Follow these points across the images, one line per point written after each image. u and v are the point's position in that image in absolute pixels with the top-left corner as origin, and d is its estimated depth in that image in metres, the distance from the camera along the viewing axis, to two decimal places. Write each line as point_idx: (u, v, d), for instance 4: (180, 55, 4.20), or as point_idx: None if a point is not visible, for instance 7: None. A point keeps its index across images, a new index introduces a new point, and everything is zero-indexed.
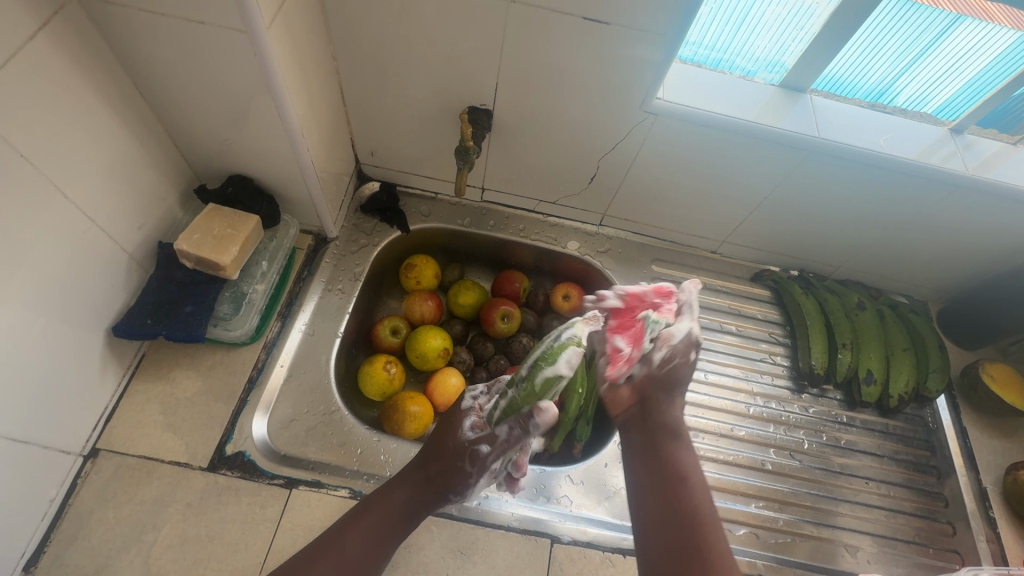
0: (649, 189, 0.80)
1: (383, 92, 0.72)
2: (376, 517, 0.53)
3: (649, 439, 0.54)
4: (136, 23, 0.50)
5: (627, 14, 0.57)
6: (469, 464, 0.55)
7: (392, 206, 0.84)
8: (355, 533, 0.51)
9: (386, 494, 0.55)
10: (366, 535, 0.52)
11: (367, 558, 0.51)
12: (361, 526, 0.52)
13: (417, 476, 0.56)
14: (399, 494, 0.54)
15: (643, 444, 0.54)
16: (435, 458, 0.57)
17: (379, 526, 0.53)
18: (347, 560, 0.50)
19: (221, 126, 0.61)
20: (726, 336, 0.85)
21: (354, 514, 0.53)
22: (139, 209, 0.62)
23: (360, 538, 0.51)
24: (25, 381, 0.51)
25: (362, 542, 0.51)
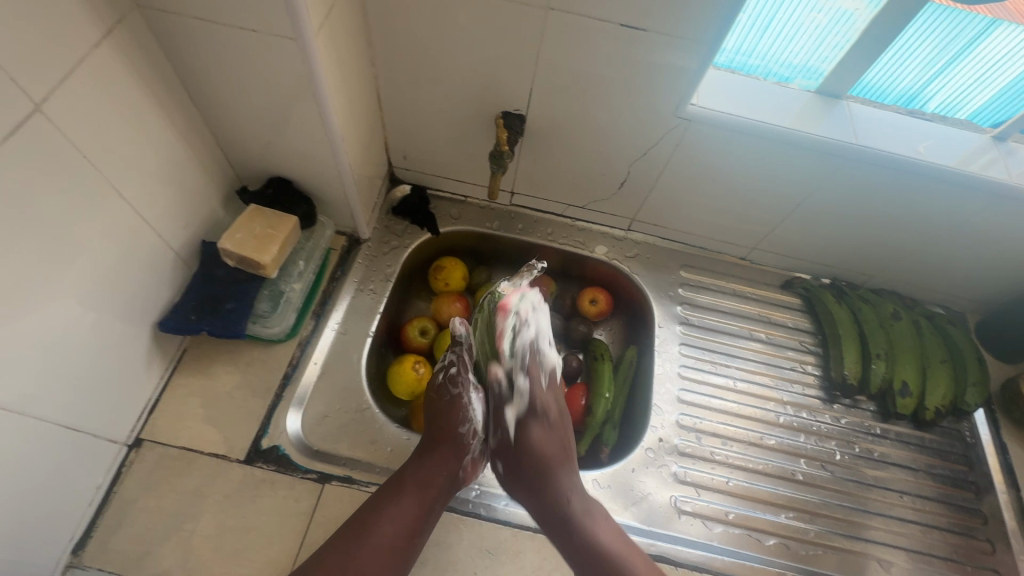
0: (679, 194, 0.80)
1: (419, 97, 0.73)
2: (409, 499, 0.57)
3: (554, 466, 0.61)
4: (191, 31, 0.52)
5: (664, 21, 0.57)
6: (453, 387, 0.65)
7: (423, 208, 0.86)
8: (389, 521, 0.55)
9: (407, 483, 0.58)
10: (404, 513, 0.56)
11: (401, 543, 0.55)
12: (392, 512, 0.56)
13: (439, 451, 0.61)
14: (428, 470, 0.59)
15: (553, 459, 0.62)
16: (439, 420, 0.63)
17: (411, 510, 0.57)
18: (393, 543, 0.54)
19: (265, 130, 0.63)
20: (754, 344, 0.84)
21: (380, 499, 0.57)
22: (185, 208, 0.64)
23: (395, 519, 0.55)
24: (78, 372, 0.54)
25: (399, 525, 0.55)
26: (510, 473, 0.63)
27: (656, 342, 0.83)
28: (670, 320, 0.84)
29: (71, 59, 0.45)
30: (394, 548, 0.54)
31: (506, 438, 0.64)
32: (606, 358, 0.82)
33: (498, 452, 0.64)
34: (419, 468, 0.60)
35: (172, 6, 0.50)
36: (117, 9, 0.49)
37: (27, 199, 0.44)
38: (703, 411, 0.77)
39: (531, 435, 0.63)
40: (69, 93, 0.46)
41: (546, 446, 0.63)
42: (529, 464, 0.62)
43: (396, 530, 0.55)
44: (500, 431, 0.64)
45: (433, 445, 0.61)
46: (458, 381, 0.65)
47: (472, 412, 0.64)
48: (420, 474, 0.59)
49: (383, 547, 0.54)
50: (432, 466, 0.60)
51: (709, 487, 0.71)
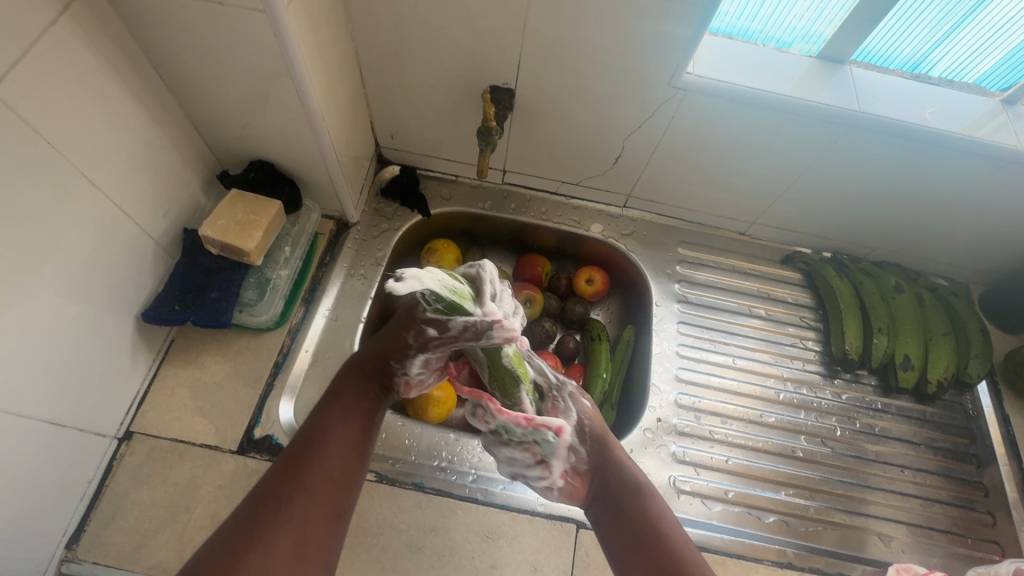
0: (675, 169, 0.78)
1: (403, 73, 0.70)
2: (354, 410, 0.53)
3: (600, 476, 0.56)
4: (154, 5, 0.49)
5: None
6: (415, 338, 0.57)
7: (412, 189, 0.84)
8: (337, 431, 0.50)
9: (348, 398, 0.53)
10: (348, 420, 0.51)
11: (354, 451, 0.50)
12: (339, 424, 0.51)
13: (374, 365, 0.57)
14: (368, 380, 0.56)
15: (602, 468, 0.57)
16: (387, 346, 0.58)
17: (356, 420, 0.52)
18: (348, 442, 0.50)
19: (242, 111, 0.61)
20: (753, 320, 0.83)
21: (322, 416, 0.51)
22: (163, 193, 0.62)
23: (346, 425, 0.51)
24: (60, 367, 0.52)
25: (349, 434, 0.50)
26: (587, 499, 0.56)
27: (653, 320, 0.81)
28: (668, 298, 0.83)
29: (26, 38, 0.43)
30: (351, 444, 0.50)
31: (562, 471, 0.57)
32: (604, 338, 0.81)
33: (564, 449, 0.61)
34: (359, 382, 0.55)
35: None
36: None
37: None
38: (702, 390, 0.76)
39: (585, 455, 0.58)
40: (27, 75, 0.43)
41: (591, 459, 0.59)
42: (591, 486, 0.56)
43: (350, 432, 0.51)
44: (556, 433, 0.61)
45: (371, 361, 0.57)
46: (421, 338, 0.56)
47: (426, 360, 0.58)
48: (360, 387, 0.55)
49: (341, 448, 0.49)
50: (374, 379, 0.56)
51: (708, 466, 0.71)
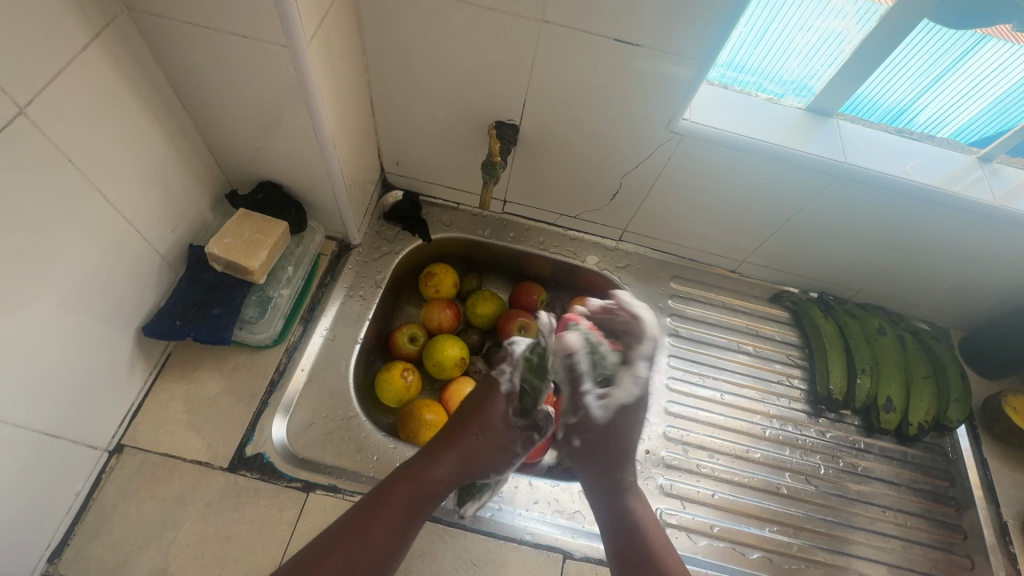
0: (671, 207, 0.81)
1: (413, 104, 0.73)
2: (400, 507, 0.56)
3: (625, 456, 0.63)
4: (182, 34, 0.52)
5: (659, 36, 0.58)
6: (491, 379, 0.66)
7: (414, 214, 0.86)
8: (380, 524, 0.55)
9: (404, 489, 0.57)
10: (394, 519, 0.55)
11: (390, 547, 0.55)
12: (385, 516, 0.55)
13: (445, 452, 0.61)
14: (432, 472, 0.59)
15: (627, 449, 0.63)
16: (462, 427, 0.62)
17: (401, 514, 0.56)
18: (379, 545, 0.54)
19: (256, 135, 0.63)
20: (741, 356, 0.85)
21: (373, 504, 0.56)
22: (172, 209, 0.63)
23: (387, 525, 0.55)
24: (58, 378, 0.53)
25: (388, 530, 0.55)
26: (585, 447, 0.63)
27: None
28: (659, 331, 0.85)
29: (57, 61, 0.45)
30: (387, 543, 0.54)
31: (589, 416, 0.63)
32: None
33: (577, 431, 0.64)
34: (422, 474, 0.59)
35: (164, 9, 0.49)
36: (107, 11, 0.48)
37: (11, 203, 0.44)
38: (690, 423, 0.78)
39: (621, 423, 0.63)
40: (56, 96, 0.45)
41: (631, 437, 0.63)
42: (610, 449, 0.63)
43: (388, 535, 0.55)
44: (580, 410, 0.63)
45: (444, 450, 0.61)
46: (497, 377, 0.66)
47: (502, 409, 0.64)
48: (421, 479, 0.58)
49: (370, 548, 0.53)
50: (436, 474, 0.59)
51: (695, 500, 0.72)
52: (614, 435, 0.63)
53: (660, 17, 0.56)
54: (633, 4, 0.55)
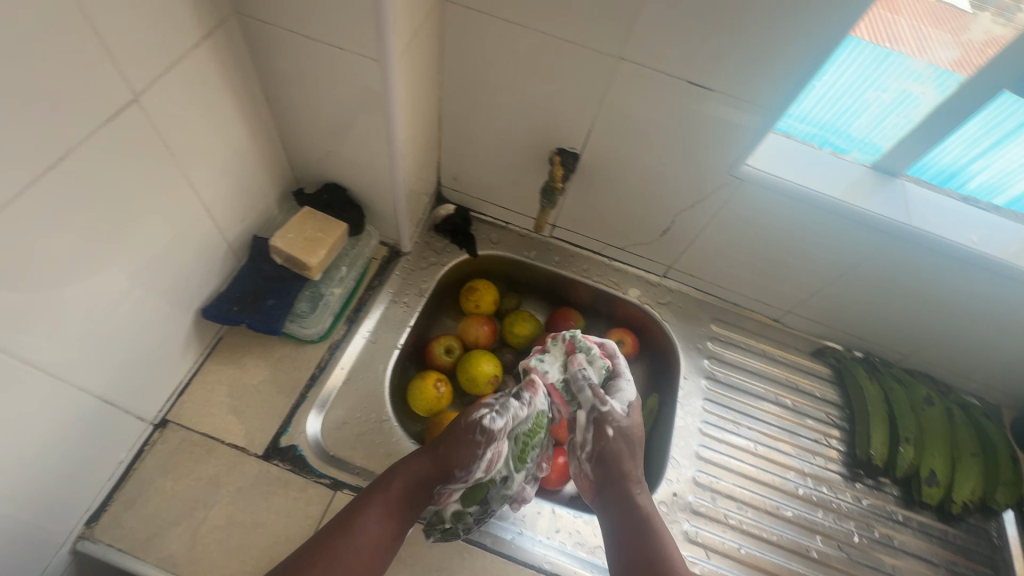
0: (720, 250, 0.80)
1: (479, 125, 0.76)
2: (380, 507, 0.57)
3: (624, 463, 0.63)
4: (282, 39, 0.55)
5: (733, 83, 0.58)
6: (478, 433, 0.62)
7: (463, 228, 0.89)
8: (365, 526, 0.55)
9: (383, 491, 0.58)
10: (378, 520, 0.56)
11: (377, 550, 0.55)
12: (368, 516, 0.56)
13: (421, 457, 0.61)
14: (413, 473, 0.60)
15: (626, 455, 0.64)
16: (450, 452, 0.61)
17: (383, 517, 0.57)
18: (363, 546, 0.55)
19: (331, 139, 0.66)
20: (778, 409, 0.83)
21: (358, 505, 0.57)
22: (244, 199, 0.66)
23: (368, 526, 0.56)
24: (122, 349, 0.55)
25: (373, 530, 0.56)
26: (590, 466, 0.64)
27: (679, 393, 0.82)
28: (695, 373, 0.83)
29: (171, 57, 0.48)
30: (379, 539, 0.56)
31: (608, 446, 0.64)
32: None
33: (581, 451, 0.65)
34: (398, 476, 0.59)
35: (270, 15, 0.53)
36: (219, 15, 0.52)
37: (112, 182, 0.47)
38: (721, 471, 0.76)
39: (618, 445, 0.64)
40: (164, 88, 0.49)
41: (623, 451, 0.64)
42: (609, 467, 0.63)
43: (372, 536, 0.55)
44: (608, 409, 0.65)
45: (430, 455, 0.61)
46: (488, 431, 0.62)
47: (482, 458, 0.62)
48: (399, 481, 0.59)
49: (356, 549, 0.54)
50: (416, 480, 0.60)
51: (719, 551, 0.69)
52: (619, 459, 0.63)
53: (737, 65, 0.57)
54: (711, 51, 0.56)
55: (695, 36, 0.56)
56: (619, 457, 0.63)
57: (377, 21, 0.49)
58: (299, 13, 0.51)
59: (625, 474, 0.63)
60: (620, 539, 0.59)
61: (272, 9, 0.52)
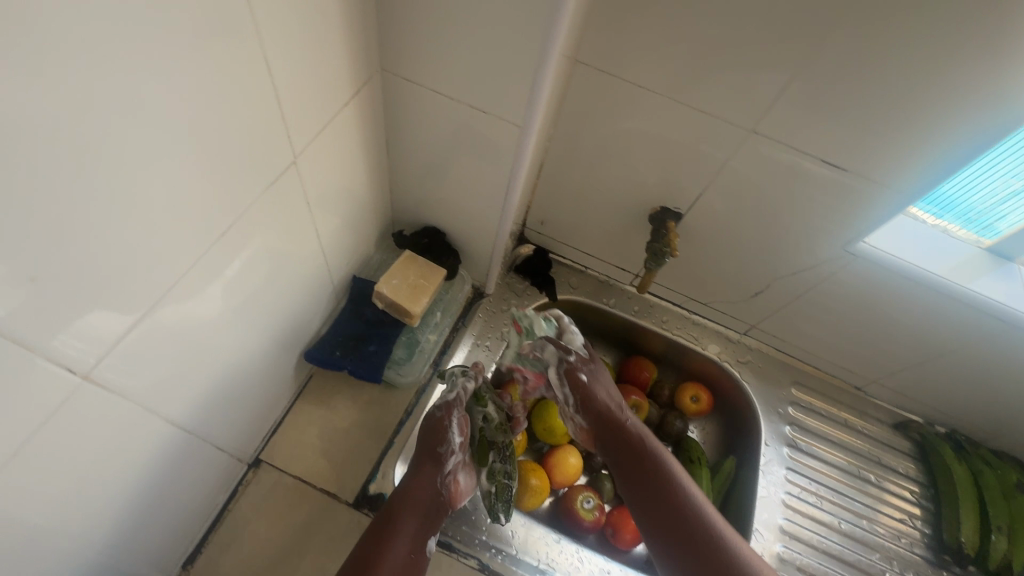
0: (813, 317, 0.79)
1: (581, 177, 0.75)
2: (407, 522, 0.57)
3: (620, 416, 0.67)
4: (422, 96, 0.55)
5: (871, 166, 0.57)
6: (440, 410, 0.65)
7: (544, 271, 0.88)
8: (398, 542, 0.55)
9: (402, 508, 0.58)
10: (408, 531, 0.57)
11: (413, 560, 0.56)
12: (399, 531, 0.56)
13: (423, 468, 0.61)
14: (424, 482, 0.60)
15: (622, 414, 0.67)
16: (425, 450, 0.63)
17: (409, 529, 0.57)
18: (401, 559, 0.55)
19: (443, 188, 0.66)
20: (861, 484, 0.81)
21: (384, 525, 0.57)
22: (351, 242, 0.66)
23: (399, 541, 0.56)
24: (237, 396, 0.55)
25: (405, 544, 0.56)
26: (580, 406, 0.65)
27: (760, 461, 0.79)
28: (777, 440, 0.81)
29: (325, 118, 0.48)
30: (413, 547, 0.57)
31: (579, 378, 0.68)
32: (702, 463, 0.83)
33: (578, 367, 0.68)
34: (409, 488, 0.59)
35: (416, 74, 0.52)
36: (367, 73, 0.52)
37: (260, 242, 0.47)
38: (806, 548, 0.74)
39: (599, 383, 0.68)
40: (315, 147, 0.49)
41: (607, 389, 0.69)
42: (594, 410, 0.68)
43: (406, 548, 0.56)
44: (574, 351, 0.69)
45: (422, 465, 0.62)
46: (446, 404, 0.66)
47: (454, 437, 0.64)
48: (410, 493, 0.59)
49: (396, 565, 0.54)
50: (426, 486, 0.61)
51: None
52: (600, 395, 0.68)
53: (881, 151, 0.55)
54: (852, 135, 0.55)
55: (839, 120, 0.54)
56: (611, 408, 0.67)
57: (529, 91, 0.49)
58: (449, 75, 0.51)
59: (634, 443, 0.65)
60: (655, 522, 0.61)
61: (421, 69, 0.52)
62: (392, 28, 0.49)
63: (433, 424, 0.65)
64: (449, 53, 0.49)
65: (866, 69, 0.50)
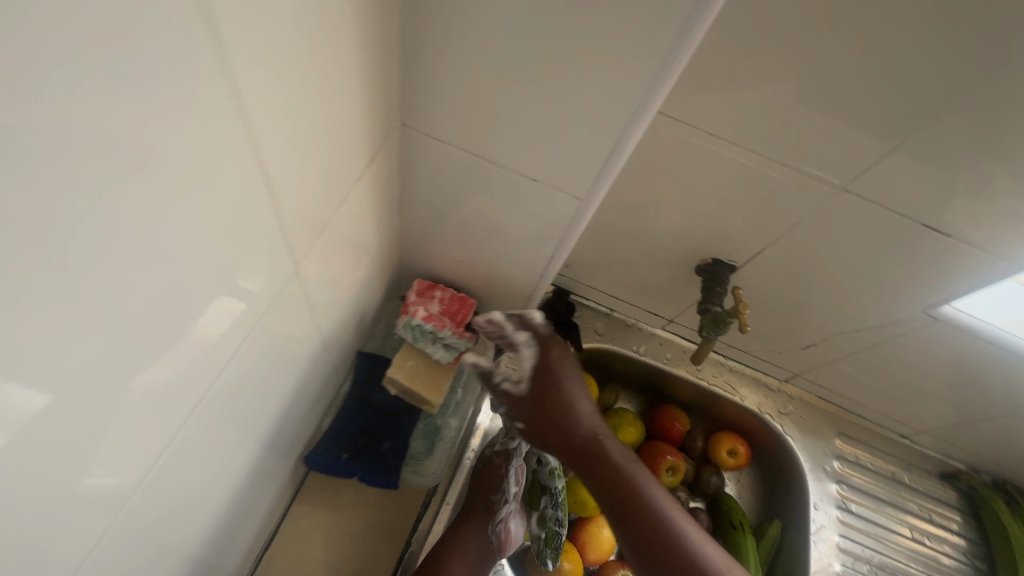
0: (869, 371, 0.72)
1: (619, 222, 0.65)
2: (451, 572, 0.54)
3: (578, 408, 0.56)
4: (454, 156, 0.43)
5: (982, 235, 0.49)
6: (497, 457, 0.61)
7: (568, 318, 0.78)
8: None
9: (448, 554, 0.55)
10: None
11: None
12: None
13: (474, 517, 0.58)
14: (471, 531, 0.57)
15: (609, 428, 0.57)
16: (474, 495, 0.60)
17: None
18: None
19: (467, 249, 0.54)
20: (913, 547, 0.76)
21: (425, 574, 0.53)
22: (357, 316, 0.54)
23: None
24: (224, 534, 0.44)
25: None
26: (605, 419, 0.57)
27: (809, 527, 0.74)
28: (826, 502, 0.76)
29: (336, 199, 0.36)
30: None
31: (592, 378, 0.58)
32: (746, 529, 0.75)
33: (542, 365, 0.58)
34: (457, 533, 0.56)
35: (449, 132, 0.41)
36: (384, 129, 0.40)
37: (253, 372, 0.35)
38: None
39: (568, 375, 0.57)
40: (321, 238, 0.37)
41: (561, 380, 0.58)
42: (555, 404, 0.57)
43: None
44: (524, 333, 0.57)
45: (471, 511, 0.58)
46: (503, 451, 0.61)
47: (509, 485, 0.60)
48: (458, 538, 0.56)
49: None
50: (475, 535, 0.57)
51: None
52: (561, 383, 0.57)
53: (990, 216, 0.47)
54: (966, 201, 0.47)
55: (948, 183, 0.46)
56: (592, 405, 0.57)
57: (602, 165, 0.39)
58: (492, 137, 0.40)
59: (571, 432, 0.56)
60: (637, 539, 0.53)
61: (456, 127, 0.40)
62: (420, 77, 0.38)
63: (483, 464, 0.62)
64: (498, 113, 0.38)
65: (997, 128, 0.42)
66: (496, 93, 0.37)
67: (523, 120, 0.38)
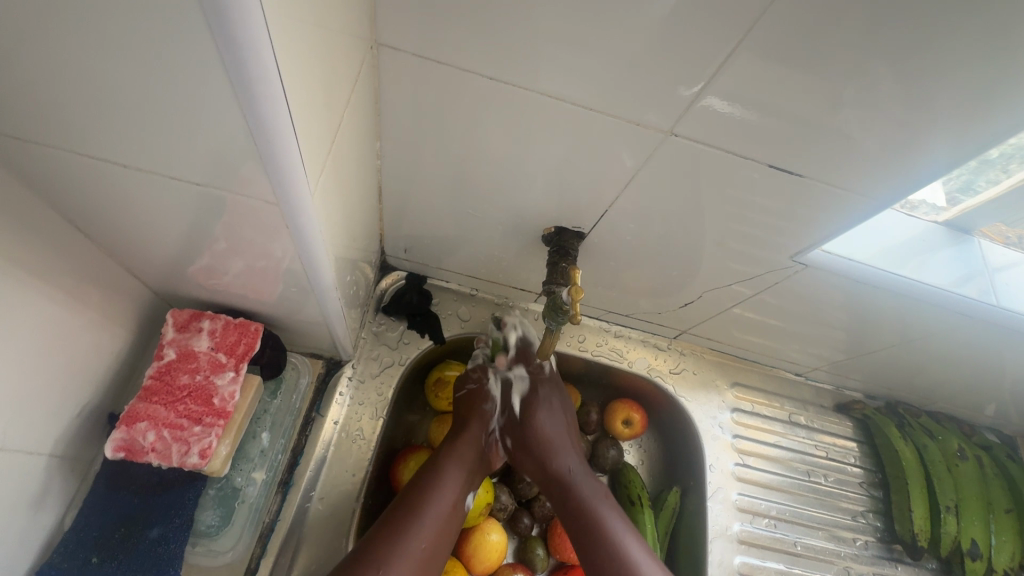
0: (752, 321, 0.67)
1: (440, 194, 0.54)
2: (448, 483, 0.53)
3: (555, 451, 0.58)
4: (106, 168, 0.31)
5: (835, 171, 0.43)
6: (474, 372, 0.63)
7: (424, 308, 0.67)
8: (430, 514, 0.50)
9: (443, 467, 0.54)
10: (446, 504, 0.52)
11: (445, 534, 0.51)
12: (434, 495, 0.51)
13: (466, 423, 0.58)
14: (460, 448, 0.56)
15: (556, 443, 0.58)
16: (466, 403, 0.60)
17: (450, 493, 0.52)
18: (436, 527, 0.50)
19: (218, 267, 0.42)
20: (813, 488, 0.74)
21: (418, 492, 0.51)
22: (96, 373, 0.42)
23: (434, 506, 0.51)
24: None
25: (443, 507, 0.51)
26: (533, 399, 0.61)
27: (706, 489, 0.70)
28: (724, 459, 0.72)
29: None
30: (445, 519, 0.51)
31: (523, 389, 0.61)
32: (646, 503, 0.68)
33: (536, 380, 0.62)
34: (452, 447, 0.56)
35: (71, 137, 0.29)
36: None
37: None
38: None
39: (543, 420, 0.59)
40: None
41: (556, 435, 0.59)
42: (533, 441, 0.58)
43: (439, 519, 0.51)
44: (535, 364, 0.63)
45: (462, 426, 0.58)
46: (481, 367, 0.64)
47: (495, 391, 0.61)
48: (453, 451, 0.56)
49: (428, 530, 0.49)
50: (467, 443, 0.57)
51: None
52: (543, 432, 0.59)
53: (817, 145, 0.41)
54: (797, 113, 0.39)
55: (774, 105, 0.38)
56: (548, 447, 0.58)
57: (265, 160, 0.28)
58: (129, 133, 0.28)
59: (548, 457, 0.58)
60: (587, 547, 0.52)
61: (73, 128, 0.28)
62: None
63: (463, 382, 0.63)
64: (104, 100, 0.26)
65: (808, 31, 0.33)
66: (83, 71, 0.25)
67: (144, 105, 0.26)
